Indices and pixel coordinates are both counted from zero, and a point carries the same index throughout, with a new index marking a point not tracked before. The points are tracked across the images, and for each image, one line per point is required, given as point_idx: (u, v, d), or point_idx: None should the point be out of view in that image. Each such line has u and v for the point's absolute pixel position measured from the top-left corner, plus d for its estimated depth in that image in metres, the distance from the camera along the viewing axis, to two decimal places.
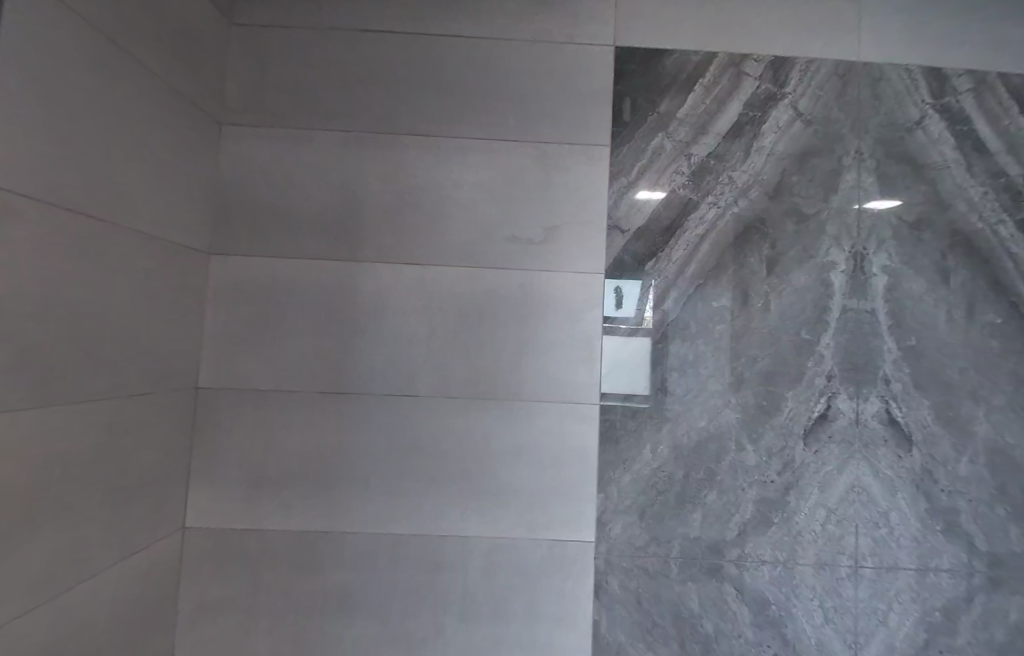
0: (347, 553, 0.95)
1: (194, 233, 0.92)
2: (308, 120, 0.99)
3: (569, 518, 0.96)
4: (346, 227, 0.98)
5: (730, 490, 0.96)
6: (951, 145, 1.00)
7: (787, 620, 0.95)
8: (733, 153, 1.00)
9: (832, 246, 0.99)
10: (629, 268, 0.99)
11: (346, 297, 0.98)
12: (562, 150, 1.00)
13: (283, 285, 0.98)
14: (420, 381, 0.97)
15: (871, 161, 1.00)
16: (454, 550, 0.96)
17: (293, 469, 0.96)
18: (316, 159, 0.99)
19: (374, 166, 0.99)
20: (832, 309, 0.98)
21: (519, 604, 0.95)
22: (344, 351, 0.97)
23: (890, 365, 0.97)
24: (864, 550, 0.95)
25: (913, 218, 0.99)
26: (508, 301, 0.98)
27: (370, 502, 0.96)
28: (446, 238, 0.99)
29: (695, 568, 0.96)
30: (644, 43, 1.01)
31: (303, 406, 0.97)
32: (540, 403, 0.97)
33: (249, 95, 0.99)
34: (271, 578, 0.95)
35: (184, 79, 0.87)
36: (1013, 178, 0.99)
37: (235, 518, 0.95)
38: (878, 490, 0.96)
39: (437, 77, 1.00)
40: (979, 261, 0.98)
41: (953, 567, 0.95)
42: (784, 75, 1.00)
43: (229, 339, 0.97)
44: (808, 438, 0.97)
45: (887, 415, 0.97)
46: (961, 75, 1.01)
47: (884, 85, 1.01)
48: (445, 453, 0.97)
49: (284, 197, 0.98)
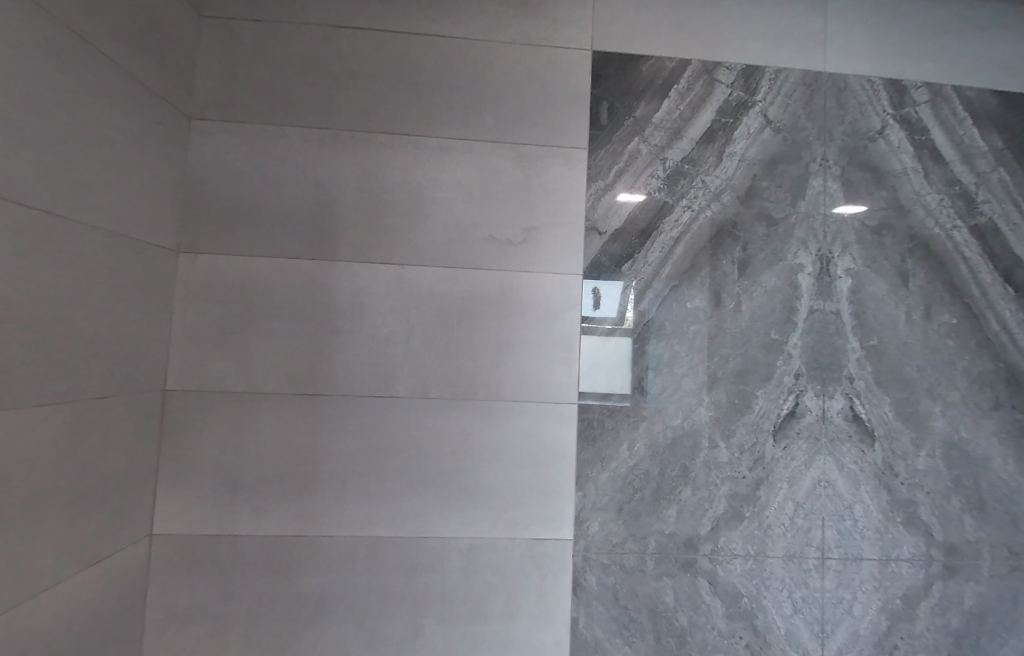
0: (323, 556, 0.94)
1: (162, 230, 0.89)
2: (283, 116, 0.98)
3: (548, 516, 0.97)
4: (323, 226, 0.97)
5: (704, 486, 0.99)
6: (910, 154, 1.05)
7: (758, 612, 0.98)
8: (706, 158, 1.02)
9: (799, 249, 1.02)
10: (606, 269, 1.01)
11: (322, 296, 0.97)
12: (540, 152, 1.00)
13: (257, 284, 0.96)
14: (398, 381, 0.97)
15: (836, 168, 1.04)
16: (433, 552, 0.95)
17: (267, 471, 0.94)
18: (292, 156, 0.97)
19: (351, 164, 0.98)
20: (800, 310, 1.02)
21: (498, 603, 0.96)
22: (321, 351, 0.96)
23: (854, 363, 1.01)
24: (831, 542, 0.99)
25: (875, 223, 1.03)
26: (487, 302, 0.99)
27: (347, 503, 0.95)
28: (425, 238, 0.98)
29: (670, 563, 0.98)
30: (620, 48, 1.03)
31: (278, 407, 0.95)
32: (518, 403, 0.98)
33: (221, 89, 0.97)
34: (244, 584, 0.93)
35: (151, 72, 0.84)
36: (967, 186, 1.05)
37: (206, 524, 0.93)
38: (843, 484, 1.00)
39: (416, 76, 1.00)
40: (936, 264, 1.03)
41: (912, 556, 1.00)
42: (754, 83, 1.04)
43: (200, 339, 0.94)
44: (777, 434, 1.00)
45: (851, 411, 1.01)
46: (919, 87, 1.06)
47: (848, 94, 1.05)
48: (422, 453, 0.96)
49: (258, 195, 0.97)
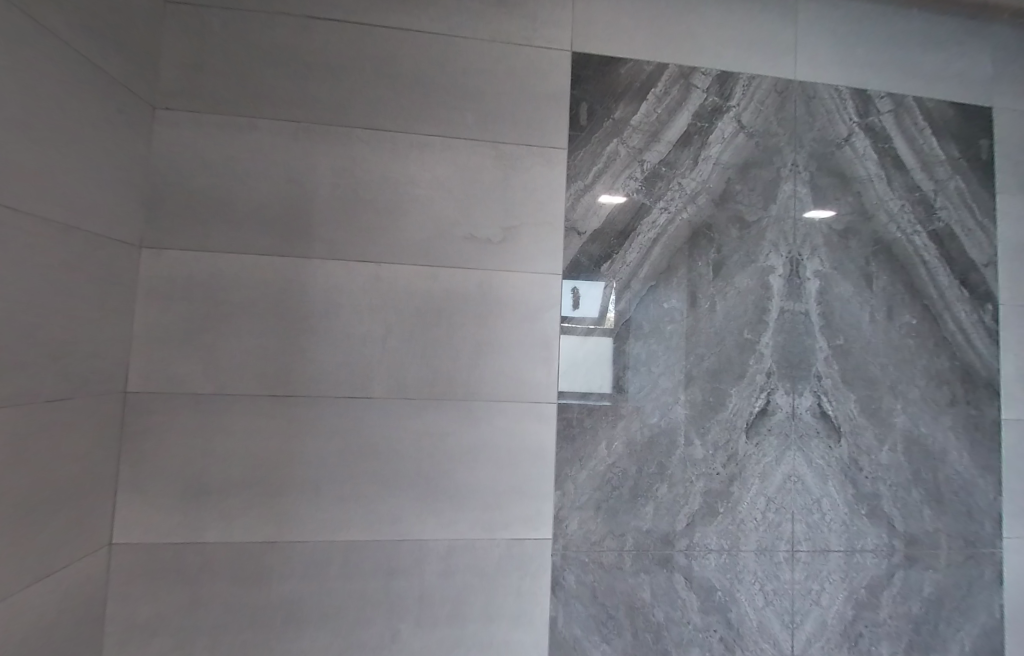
0: (297, 562, 0.91)
1: (122, 224, 0.85)
2: (256, 108, 0.94)
3: (527, 516, 0.97)
4: (297, 222, 0.94)
5: (680, 483, 1.00)
6: (874, 161, 1.09)
7: (731, 604, 1.00)
8: (683, 161, 1.04)
9: (771, 251, 1.05)
10: (585, 269, 1.01)
11: (296, 294, 0.94)
12: (519, 151, 1.00)
13: (226, 281, 0.92)
14: (376, 381, 0.95)
15: (806, 173, 1.07)
16: (411, 554, 0.94)
17: (238, 476, 0.91)
18: (264, 149, 0.94)
19: (327, 159, 0.96)
20: (772, 310, 1.05)
21: (476, 605, 0.95)
22: (295, 351, 0.93)
23: (822, 362, 1.05)
24: (800, 535, 1.03)
25: (842, 226, 1.07)
26: (466, 301, 0.98)
27: (323, 507, 0.92)
28: (404, 236, 0.97)
29: (647, 559, 0.99)
30: (599, 50, 1.04)
31: (250, 409, 0.92)
32: (498, 403, 0.98)
33: (189, 78, 0.93)
34: (213, 594, 0.89)
35: (112, 57, 0.80)
36: (926, 193, 1.10)
37: (171, 531, 0.89)
38: (811, 478, 1.03)
39: (394, 71, 0.98)
40: (898, 267, 1.08)
41: (875, 547, 1.04)
42: (729, 88, 1.06)
43: (165, 339, 0.90)
44: (750, 431, 1.03)
45: (819, 408, 1.04)
46: (882, 97, 1.11)
47: (817, 102, 1.09)
48: (401, 454, 0.95)
49: (229, 189, 0.93)
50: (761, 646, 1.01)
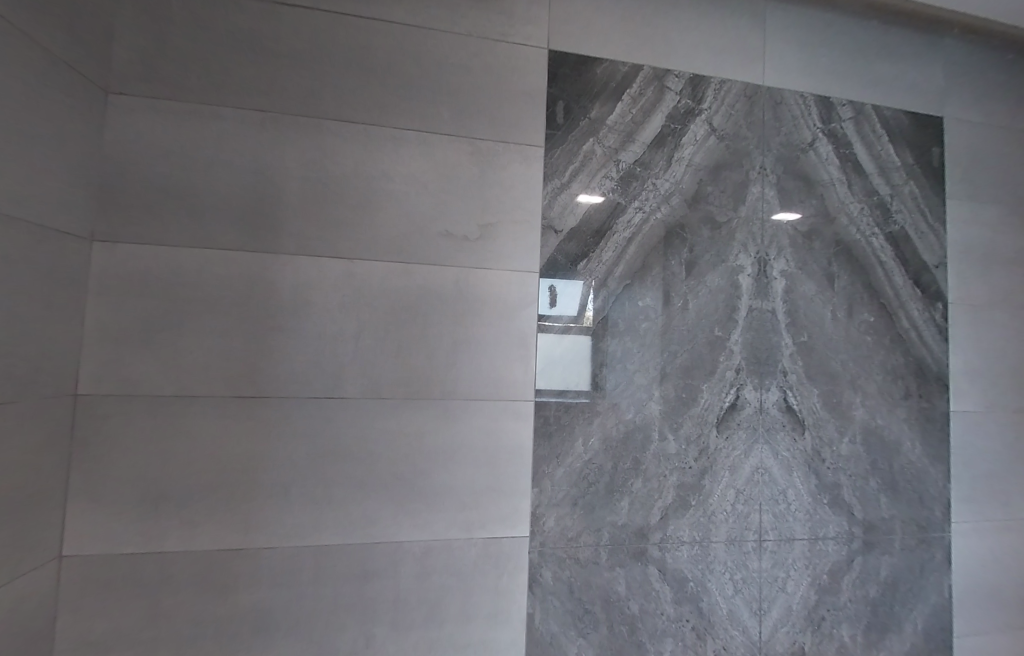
0: (267, 569, 0.88)
1: (71, 215, 0.79)
2: (220, 96, 0.90)
3: (504, 515, 0.97)
4: (266, 216, 0.91)
5: (654, 477, 1.03)
6: (836, 165, 1.14)
7: (702, 594, 1.03)
8: (657, 162, 1.06)
9: (740, 251, 1.09)
10: (562, 267, 1.02)
11: (265, 291, 0.90)
12: (496, 148, 1.00)
13: (189, 277, 0.88)
14: (351, 381, 0.93)
15: (773, 176, 1.11)
16: (386, 557, 0.92)
17: (201, 481, 0.87)
18: (229, 139, 0.90)
19: (298, 151, 0.93)
20: (741, 309, 1.08)
21: (453, 605, 0.94)
22: (265, 350, 0.90)
23: (787, 358, 1.10)
24: (767, 524, 1.07)
25: (806, 228, 1.12)
26: (443, 299, 0.97)
27: (296, 511, 0.89)
28: (378, 232, 0.95)
29: (622, 553, 1.01)
30: (575, 49, 1.04)
31: (216, 411, 0.88)
32: (475, 401, 0.97)
33: (146, 62, 0.88)
34: (174, 606, 0.85)
35: (59, 36, 0.75)
36: (884, 197, 1.16)
37: (129, 541, 0.84)
38: (777, 470, 1.08)
39: (369, 62, 0.96)
40: (857, 268, 1.14)
41: (836, 534, 1.10)
42: (701, 92, 1.09)
43: (121, 337, 0.85)
44: (720, 426, 1.06)
45: (785, 403, 1.09)
46: (844, 105, 1.16)
47: (784, 108, 1.13)
48: (376, 456, 0.93)
49: (190, 180, 0.88)
50: (731, 633, 1.04)
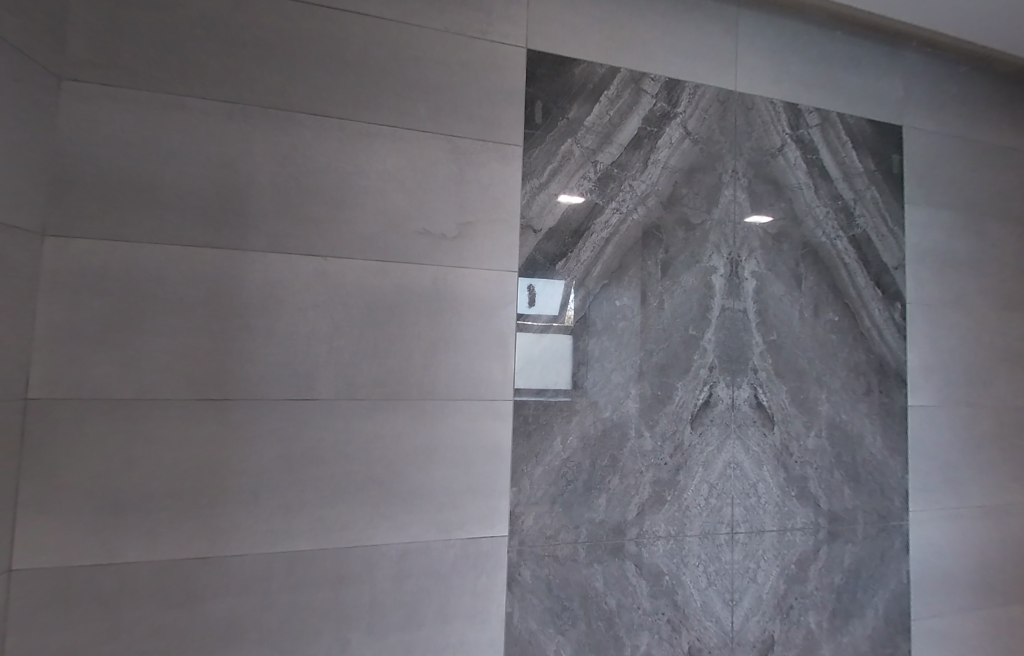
0: (236, 578, 0.85)
1: (21, 207, 0.74)
2: (186, 87, 0.86)
3: (482, 515, 0.97)
4: (237, 212, 0.88)
5: (630, 474, 1.04)
6: (803, 170, 1.19)
7: (677, 587, 1.06)
8: (634, 164, 1.08)
9: (713, 252, 1.12)
10: (541, 267, 1.02)
11: (235, 289, 0.87)
12: (474, 146, 0.99)
13: (152, 274, 0.83)
14: (329, 381, 0.91)
15: (744, 179, 1.14)
16: (362, 561, 0.90)
17: (166, 488, 0.82)
18: (196, 130, 0.86)
19: (270, 145, 0.90)
20: (714, 308, 1.11)
21: (431, 607, 0.93)
22: (234, 350, 0.87)
23: (758, 356, 1.13)
24: (738, 517, 1.10)
25: (775, 230, 1.16)
26: (421, 298, 0.96)
27: (271, 516, 0.87)
28: (355, 229, 0.93)
29: (600, 549, 1.02)
30: (553, 49, 1.05)
31: (180, 415, 0.84)
32: (453, 401, 0.96)
33: (104, 48, 0.83)
34: (135, 622, 0.80)
35: (7, 16, 0.70)
36: (847, 201, 1.22)
37: (84, 555, 0.79)
38: (748, 464, 1.11)
39: (345, 55, 0.94)
40: (822, 269, 1.19)
41: (804, 525, 1.14)
42: (676, 96, 1.11)
43: (76, 337, 0.80)
44: (694, 423, 1.08)
45: (755, 399, 1.12)
46: (811, 112, 1.20)
47: (754, 113, 1.16)
48: (353, 459, 0.91)
49: (153, 173, 0.84)
50: (704, 624, 1.07)
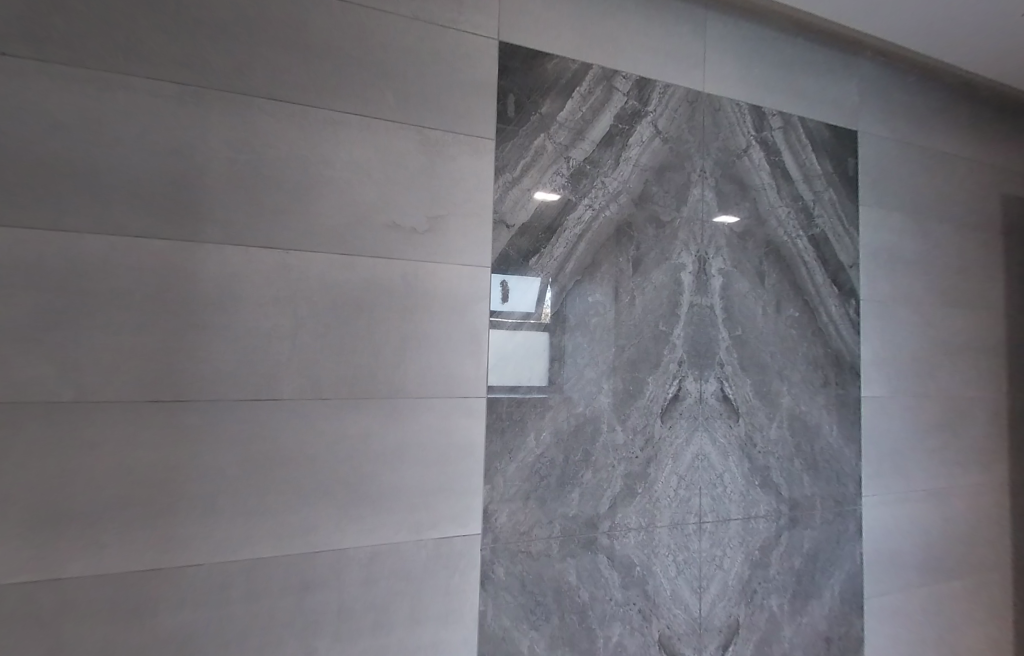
0: (193, 590, 0.80)
1: None
2: (132, 64, 0.80)
3: (455, 514, 0.95)
4: (192, 201, 0.82)
5: (603, 468, 1.06)
6: (766, 171, 1.23)
7: (648, 577, 1.08)
8: (606, 161, 1.09)
9: (682, 250, 1.14)
10: (514, 263, 1.02)
11: (188, 283, 0.81)
12: (446, 138, 0.97)
13: (95, 267, 0.77)
14: (296, 381, 0.87)
15: (712, 178, 1.17)
16: (332, 566, 0.87)
17: (111, 498, 0.76)
18: (144, 112, 0.80)
19: (227, 130, 0.84)
20: (683, 304, 1.14)
21: (403, 611, 0.91)
22: (189, 348, 0.81)
23: (724, 351, 1.17)
24: (706, 507, 1.14)
25: (741, 230, 1.20)
26: (391, 294, 0.93)
27: (233, 523, 0.82)
28: (321, 222, 0.89)
29: (573, 543, 1.03)
30: (525, 42, 1.04)
31: (127, 419, 0.78)
32: (426, 399, 0.94)
33: (35, 18, 0.76)
34: (77, 643, 0.74)
35: None
36: (806, 202, 1.27)
37: (18, 573, 0.72)
38: (715, 456, 1.15)
39: (310, 39, 0.89)
40: (783, 267, 1.24)
41: (766, 512, 1.19)
42: (647, 95, 1.13)
43: (4, 336, 0.72)
44: (664, 416, 1.11)
45: (721, 393, 1.16)
46: (773, 116, 1.25)
47: (721, 114, 1.19)
48: (321, 461, 0.88)
49: (93, 157, 0.78)
50: (674, 612, 1.10)
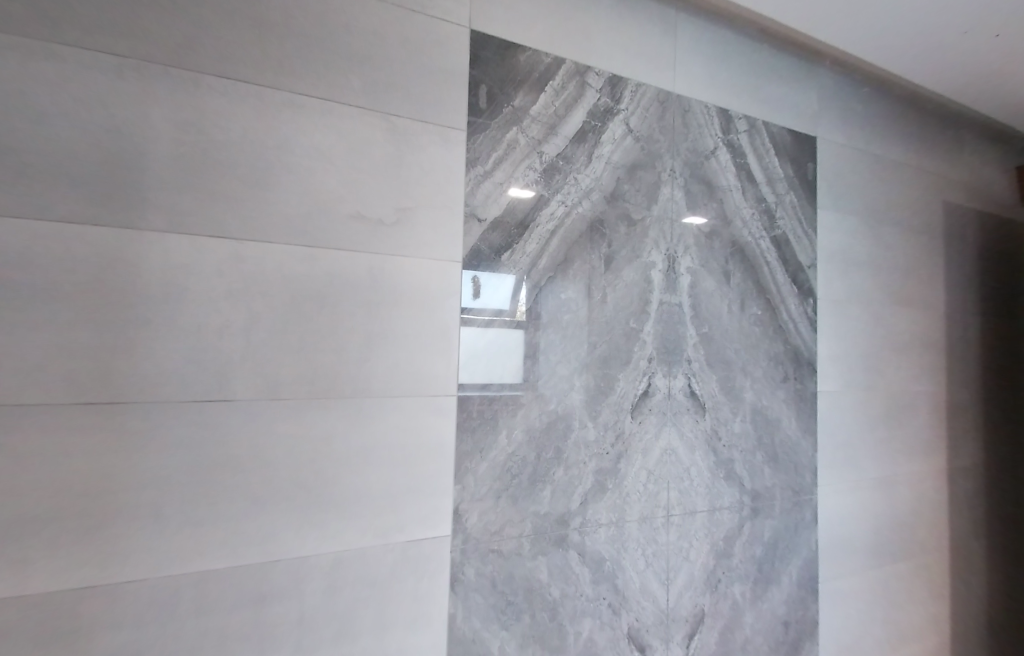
0: (134, 608, 0.73)
1: None
2: (62, 30, 0.71)
3: (424, 516, 0.93)
4: (135, 184, 0.75)
5: (574, 465, 1.06)
6: (731, 172, 1.27)
7: (618, 571, 1.09)
8: (579, 157, 1.09)
9: (653, 248, 1.16)
10: (486, 258, 0.99)
11: (129, 273, 0.74)
12: (415, 127, 0.93)
13: (15, 253, 0.68)
14: (254, 381, 0.81)
15: (681, 178, 1.20)
16: (294, 576, 0.82)
17: (37, 511, 0.68)
18: (77, 82, 0.72)
19: (174, 108, 0.77)
20: (653, 303, 1.15)
21: (368, 618, 0.87)
22: (130, 345, 0.74)
23: (691, 348, 1.20)
24: (673, 500, 1.16)
25: (708, 230, 1.23)
26: (358, 289, 0.89)
27: (182, 533, 0.76)
28: (282, 211, 0.84)
29: (545, 541, 1.02)
30: (497, 32, 1.01)
31: (56, 423, 0.70)
32: (394, 399, 0.91)
33: None
34: None
35: None
36: (769, 204, 1.32)
37: None
38: (682, 450, 1.17)
39: (268, 15, 0.83)
40: (747, 267, 1.28)
41: (730, 504, 1.23)
42: (619, 92, 1.13)
43: None
44: (635, 412, 1.12)
45: (689, 389, 1.19)
46: (738, 119, 1.29)
47: (690, 115, 1.22)
48: (284, 467, 0.83)
49: (13, 130, 0.69)
50: (642, 604, 1.11)
